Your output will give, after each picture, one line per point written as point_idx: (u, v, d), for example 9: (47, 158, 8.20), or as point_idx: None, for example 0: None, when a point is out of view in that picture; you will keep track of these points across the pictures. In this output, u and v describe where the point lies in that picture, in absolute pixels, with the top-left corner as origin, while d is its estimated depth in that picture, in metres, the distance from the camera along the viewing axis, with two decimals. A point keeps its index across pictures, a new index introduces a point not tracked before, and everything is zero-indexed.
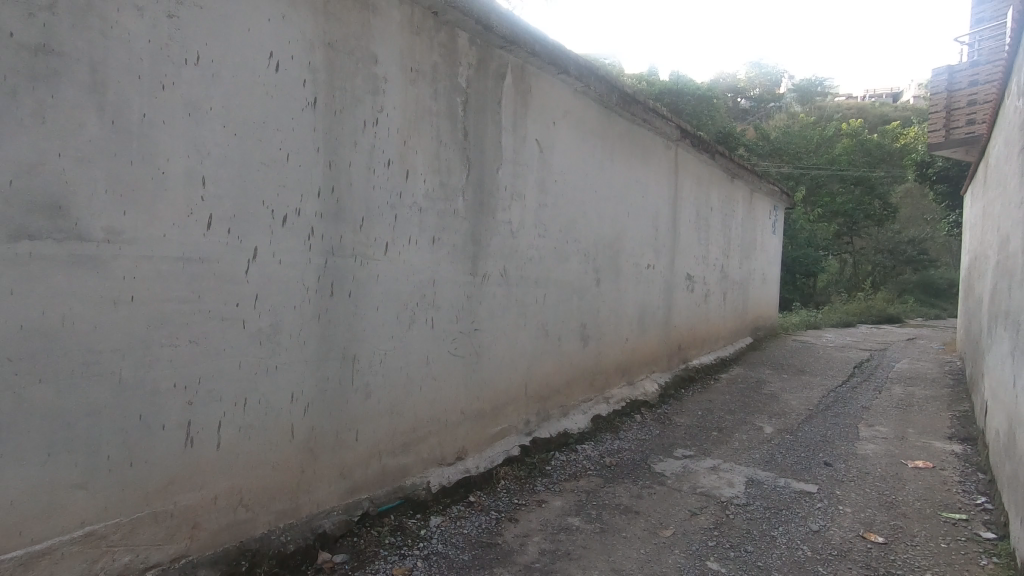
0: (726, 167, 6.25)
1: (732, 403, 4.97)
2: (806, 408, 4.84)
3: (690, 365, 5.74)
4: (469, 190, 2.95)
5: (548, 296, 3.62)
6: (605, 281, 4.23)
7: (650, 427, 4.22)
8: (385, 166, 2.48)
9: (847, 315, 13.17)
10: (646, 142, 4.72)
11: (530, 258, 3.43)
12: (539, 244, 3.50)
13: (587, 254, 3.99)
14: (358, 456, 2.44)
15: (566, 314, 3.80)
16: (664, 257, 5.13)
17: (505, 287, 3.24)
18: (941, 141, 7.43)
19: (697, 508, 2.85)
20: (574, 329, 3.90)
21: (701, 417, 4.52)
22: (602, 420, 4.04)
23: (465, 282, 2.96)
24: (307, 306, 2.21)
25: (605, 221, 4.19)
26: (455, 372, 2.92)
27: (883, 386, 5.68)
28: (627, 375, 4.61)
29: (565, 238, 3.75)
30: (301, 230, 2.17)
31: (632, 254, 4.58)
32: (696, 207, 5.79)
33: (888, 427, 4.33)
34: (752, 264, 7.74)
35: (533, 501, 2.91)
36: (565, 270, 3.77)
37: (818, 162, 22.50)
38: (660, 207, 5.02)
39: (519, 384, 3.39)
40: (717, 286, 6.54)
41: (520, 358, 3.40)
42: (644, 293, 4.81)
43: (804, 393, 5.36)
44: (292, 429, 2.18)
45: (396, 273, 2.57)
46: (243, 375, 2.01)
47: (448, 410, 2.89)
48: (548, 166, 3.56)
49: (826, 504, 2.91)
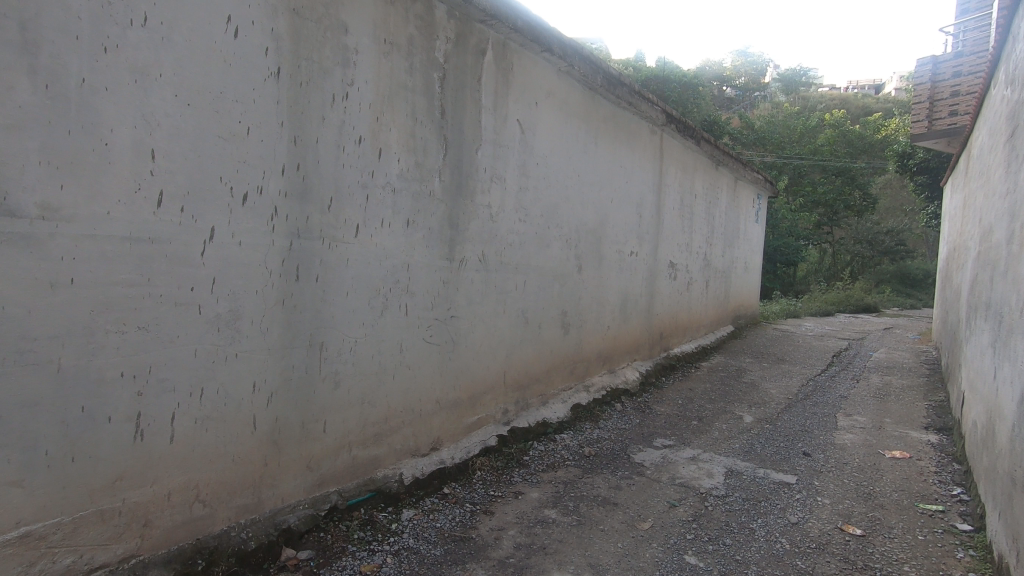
0: (712, 154, 6.19)
1: (712, 392, 4.96)
2: (786, 397, 4.85)
3: (672, 353, 5.71)
4: (446, 171, 2.82)
5: (529, 283, 3.53)
6: (588, 268, 4.15)
7: (630, 416, 4.17)
8: (356, 143, 2.35)
9: (825, 305, 13.30)
10: (631, 127, 4.62)
11: (510, 243, 3.32)
12: (520, 229, 3.40)
13: (570, 240, 3.90)
14: (326, 448, 2.34)
15: (547, 300, 3.72)
16: (648, 245, 5.06)
17: (484, 273, 3.14)
18: (924, 133, 7.45)
19: (675, 500, 2.80)
20: (555, 317, 3.82)
21: (682, 406, 4.49)
22: (582, 409, 3.98)
23: (441, 268, 2.85)
24: (270, 290, 2.08)
25: (588, 206, 4.10)
26: (430, 361, 2.83)
27: (861, 375, 5.72)
28: (608, 363, 4.55)
29: (546, 224, 3.64)
30: (263, 210, 2.03)
31: (615, 241, 4.50)
32: (681, 195, 5.73)
33: (866, 416, 4.35)
34: (735, 252, 7.73)
35: (509, 492, 2.84)
36: (547, 256, 3.67)
37: (801, 152, 22.64)
38: (645, 194, 4.95)
39: (497, 373, 3.31)
40: (700, 274, 6.50)
41: (499, 346, 3.32)
42: (626, 281, 4.74)
43: (784, 382, 5.36)
44: (254, 420, 2.07)
45: (368, 257, 2.45)
46: (199, 364, 1.89)
47: (423, 400, 2.80)
48: (530, 148, 3.44)
49: (804, 495, 2.88)
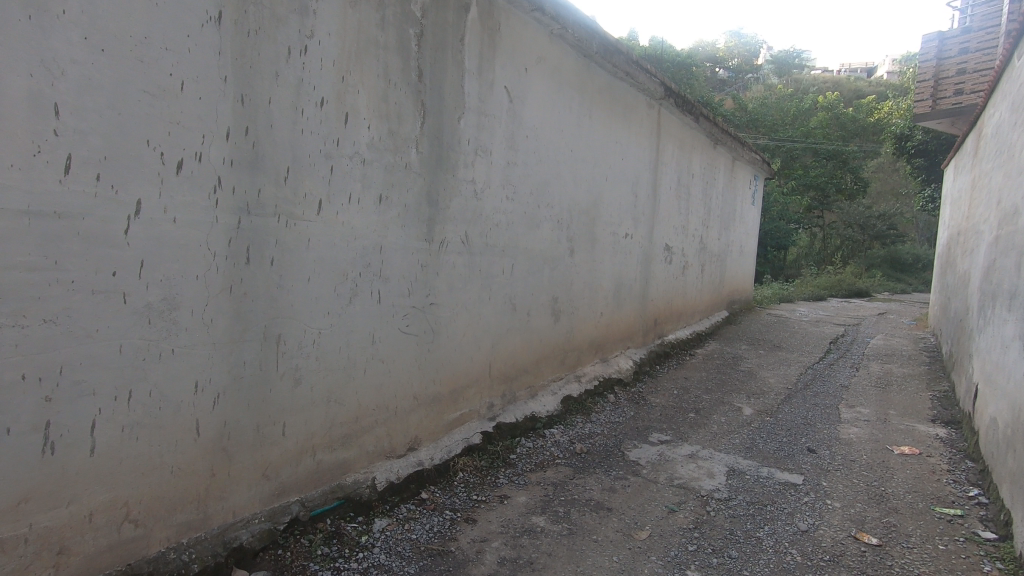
0: (710, 131, 5.90)
1: (709, 381, 4.75)
2: (785, 386, 4.65)
3: (666, 340, 5.49)
4: (425, 141, 2.52)
5: (517, 267, 3.25)
6: (580, 251, 3.88)
7: (624, 408, 3.94)
8: (317, 107, 2.04)
9: (818, 289, 13.18)
10: (627, 100, 4.32)
11: (496, 224, 3.04)
12: (507, 209, 3.11)
13: (561, 221, 3.63)
14: (286, 453, 2.07)
15: (536, 286, 3.45)
16: (643, 226, 4.79)
17: (467, 256, 2.86)
18: (926, 112, 7.21)
19: (675, 505, 2.58)
20: (545, 303, 3.56)
21: (677, 397, 4.27)
22: (573, 401, 3.73)
23: (419, 250, 2.56)
24: (214, 276, 1.79)
25: (582, 185, 3.82)
26: (407, 352, 2.55)
27: (860, 363, 5.54)
28: (601, 352, 4.31)
29: (537, 203, 3.36)
30: (204, 181, 1.73)
31: (610, 223, 4.23)
32: (678, 174, 5.45)
33: (870, 407, 4.16)
34: (731, 235, 7.50)
35: (494, 497, 2.60)
36: (536, 239, 3.40)
37: (795, 134, 22.40)
38: (641, 173, 4.66)
39: (482, 365, 3.05)
40: (696, 258, 6.27)
41: (484, 336, 3.05)
42: (621, 265, 4.48)
43: (782, 370, 5.17)
44: (197, 426, 1.79)
45: (334, 237, 2.16)
46: (126, 363, 1.60)
47: (399, 396, 2.53)
48: (519, 119, 3.14)
49: (813, 498, 2.67)
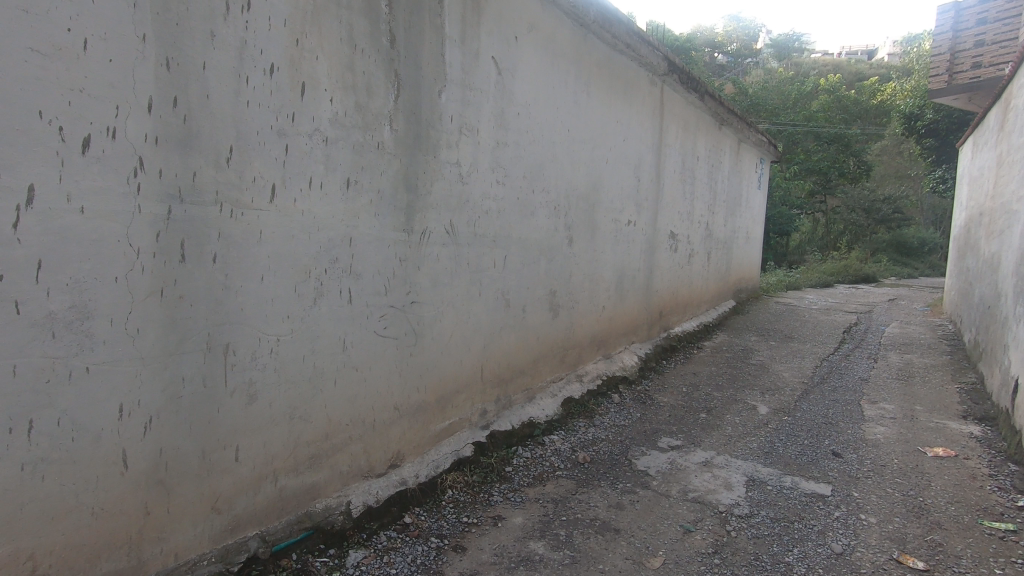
0: (716, 111, 5.57)
1: (719, 377, 4.46)
2: (801, 381, 4.36)
3: (672, 332, 5.20)
4: (400, 117, 2.21)
5: (510, 259, 2.95)
6: (580, 240, 3.58)
7: (630, 410, 3.65)
8: (266, 75, 1.73)
9: (825, 275, 12.85)
10: (628, 76, 3.99)
11: (485, 211, 2.73)
12: (497, 195, 2.80)
13: (558, 208, 3.32)
14: (241, 481, 1.78)
15: (532, 279, 3.15)
16: (647, 213, 4.48)
17: (452, 248, 2.56)
18: (941, 88, 6.85)
19: (690, 524, 2.29)
20: (542, 298, 3.26)
21: (686, 395, 3.98)
22: (574, 404, 3.44)
23: (396, 242, 2.25)
24: (139, 278, 1.49)
25: (580, 168, 3.50)
26: (385, 358, 2.26)
27: (878, 354, 5.25)
28: (603, 348, 4.02)
29: (531, 188, 3.05)
30: (121, 162, 1.43)
31: (611, 209, 3.92)
32: (682, 156, 5.12)
33: (895, 403, 3.87)
34: (738, 222, 7.17)
35: (487, 518, 2.32)
36: (531, 228, 3.09)
37: (797, 118, 21.97)
38: (644, 155, 4.34)
39: (473, 368, 2.75)
40: (702, 245, 5.95)
41: (474, 336, 2.75)
42: (623, 255, 4.18)
43: (796, 363, 4.88)
44: (125, 456, 1.50)
45: (292, 229, 1.86)
46: (22, 387, 1.30)
47: (377, 408, 2.24)
48: (510, 94, 2.82)
49: (844, 512, 2.38)
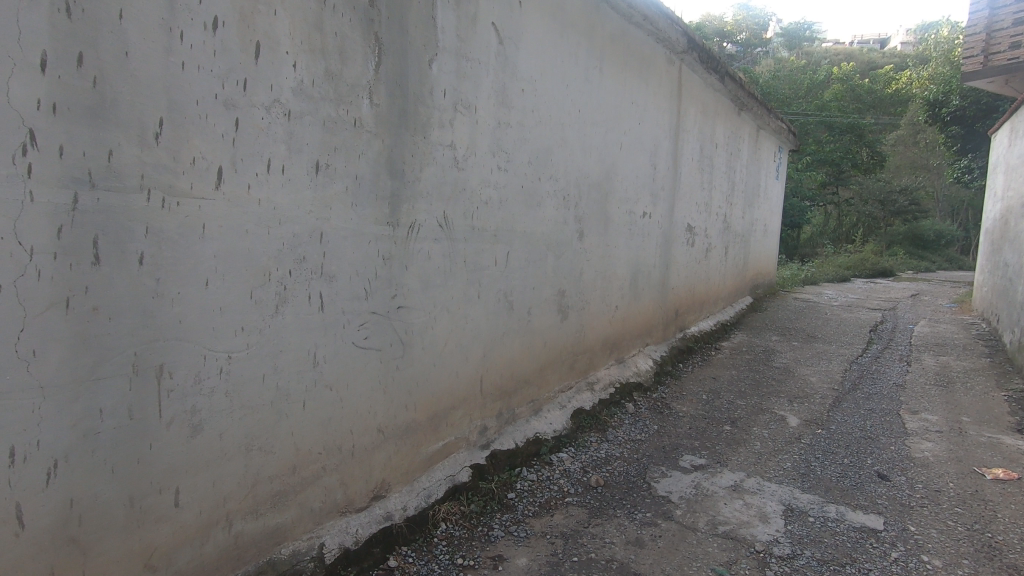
0: (735, 94, 5.18)
1: (741, 382, 4.11)
2: (831, 388, 4.00)
3: (688, 333, 4.85)
4: (381, 90, 1.87)
5: (513, 256, 2.61)
6: (591, 234, 3.23)
7: (646, 421, 3.31)
8: (207, 30, 1.39)
9: (841, 270, 12.43)
10: (644, 53, 3.62)
11: (485, 201, 2.39)
12: (499, 183, 2.46)
13: (568, 198, 2.97)
14: (183, 531, 1.46)
15: (538, 278, 2.81)
16: (663, 204, 4.12)
17: (446, 244, 2.22)
18: (975, 71, 6.41)
19: (723, 567, 1.95)
20: (549, 299, 2.92)
21: (707, 404, 3.64)
22: (585, 416, 3.11)
23: (378, 237, 1.92)
24: (36, 285, 1.17)
25: (593, 154, 3.15)
26: (366, 374, 1.93)
27: (911, 356, 4.88)
28: (616, 352, 3.69)
29: (537, 176, 2.70)
30: (4, 135, 1.10)
31: (625, 200, 3.57)
32: (701, 143, 4.75)
33: (938, 413, 3.51)
34: (755, 214, 6.79)
35: (486, 559, 1.99)
36: (537, 221, 2.75)
37: (810, 107, 21.43)
38: (660, 141, 3.98)
39: (470, 380, 2.42)
40: (720, 239, 5.59)
41: (473, 344, 2.42)
42: (638, 250, 3.83)
43: (823, 367, 4.52)
44: (21, 512, 1.18)
45: (247, 223, 1.53)
46: None
47: (356, 432, 1.91)
48: (513, 68, 2.47)
49: (903, 552, 2.04)
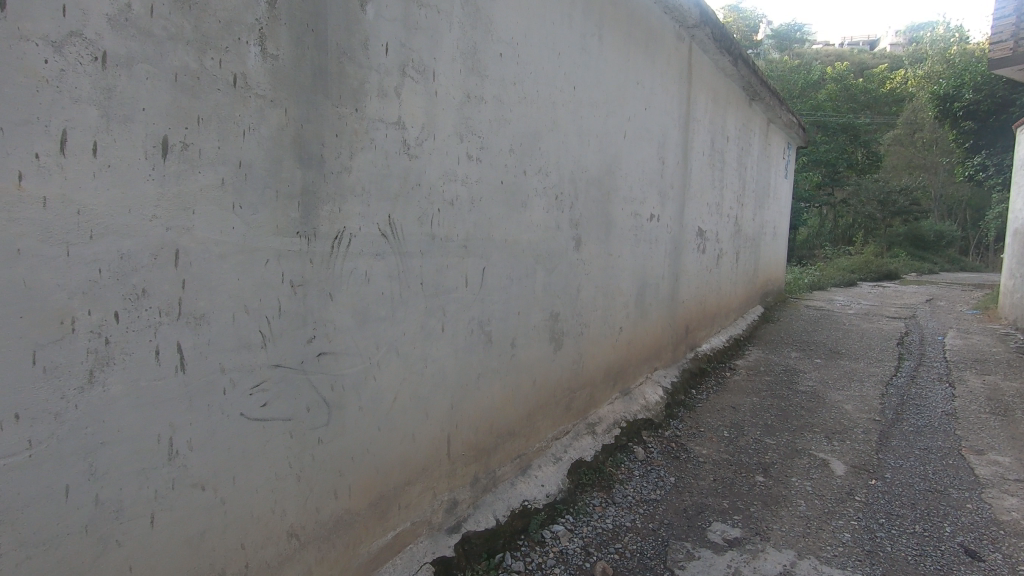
0: (747, 82, 4.61)
1: (766, 413, 3.51)
2: (873, 419, 3.41)
3: (699, 352, 4.25)
4: (281, 34, 1.25)
5: (490, 273, 1.99)
6: (591, 242, 2.62)
7: (660, 471, 2.70)
8: None
9: (846, 273, 11.91)
10: (651, 24, 3.03)
11: (449, 202, 1.77)
12: (469, 178, 1.84)
13: (562, 198, 2.36)
14: None
15: (524, 299, 2.19)
16: (672, 204, 3.53)
17: (394, 261, 1.59)
18: (1004, 57, 5.86)
19: None
20: (538, 327, 2.30)
21: (731, 444, 3.03)
22: (586, 470, 2.49)
23: (282, 255, 1.29)
24: None
25: (591, 143, 2.55)
26: (267, 456, 1.30)
27: (952, 375, 4.30)
28: (620, 383, 3.08)
29: (521, 169, 2.09)
30: None
31: (630, 201, 2.96)
32: (712, 135, 4.17)
33: (1010, 454, 2.92)
34: (765, 216, 6.22)
35: None
36: (522, 227, 2.13)
37: (806, 106, 21.03)
38: (669, 132, 3.38)
39: (434, 442, 1.80)
40: (731, 243, 5.00)
41: (436, 393, 1.80)
42: (645, 259, 3.23)
43: (857, 392, 3.93)
44: None
45: (20, 238, 0.90)
46: None
47: (251, 546, 1.28)
48: (488, 23, 1.85)
49: None
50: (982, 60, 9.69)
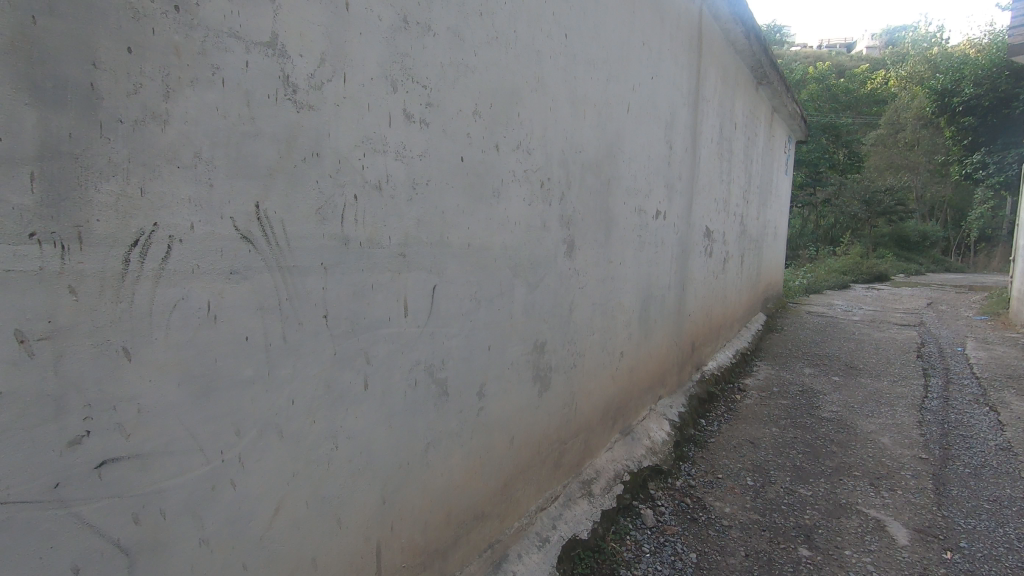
0: (757, 61, 4.04)
1: (792, 451, 2.92)
2: (920, 458, 2.84)
3: (705, 371, 3.66)
4: None
5: (445, 294, 1.35)
6: (587, 246, 2.00)
7: (677, 543, 2.08)
8: None
9: (838, 275, 11.55)
10: None
11: (374, 187, 1.12)
12: (408, 150, 1.19)
13: (549, 185, 1.73)
14: None
15: (497, 327, 1.56)
16: (680, 198, 2.93)
17: (271, 282, 0.94)
18: None
19: None
20: (517, 365, 1.67)
21: (759, 497, 2.43)
22: (583, 552, 1.86)
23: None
24: None
25: (588, 116, 1.92)
26: None
27: (991, 396, 3.77)
28: (621, 422, 2.46)
29: (492, 141, 1.45)
30: None
31: (633, 193, 2.35)
32: (721, 120, 3.59)
33: None
34: (768, 215, 5.69)
35: None
36: (492, 226, 1.49)
37: None
38: (678, 110, 2.77)
39: (352, 563, 1.15)
40: (737, 245, 4.43)
41: (356, 486, 1.14)
42: (650, 267, 2.61)
43: (890, 419, 3.37)
44: None
45: None
46: None
47: None
48: None
49: None
50: (980, 54, 9.38)
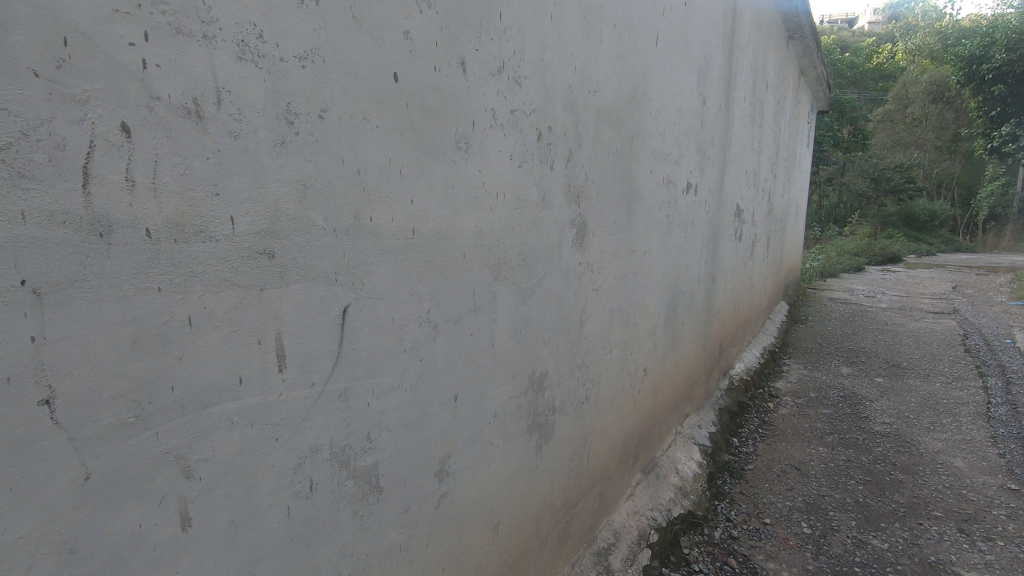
0: (793, 7, 3.41)
1: (851, 481, 2.37)
2: (1011, 490, 2.29)
3: (734, 377, 3.09)
4: None
5: (369, 320, 0.76)
6: (604, 230, 1.41)
7: None
8: None
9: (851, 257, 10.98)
10: None
11: (178, 112, 0.53)
12: (268, 43, 0.59)
13: (551, 139, 1.13)
14: None
15: (469, 363, 0.97)
16: (713, 166, 2.33)
17: None
18: None
19: None
20: (504, 415, 1.09)
21: (824, 554, 1.87)
22: None
23: None
24: None
25: (606, 41, 1.32)
26: None
27: None
28: (643, 457, 1.89)
29: (454, 57, 0.86)
30: None
31: (663, 158, 1.75)
32: (754, 74, 2.97)
33: None
34: (792, 192, 5.09)
35: None
36: (458, 199, 0.90)
37: None
38: (712, 53, 2.16)
39: None
40: (764, 226, 3.85)
41: None
42: (679, 256, 2.03)
43: (959, 434, 2.81)
44: None
45: None
46: None
47: None
48: None
49: None
50: (1010, 18, 8.70)
